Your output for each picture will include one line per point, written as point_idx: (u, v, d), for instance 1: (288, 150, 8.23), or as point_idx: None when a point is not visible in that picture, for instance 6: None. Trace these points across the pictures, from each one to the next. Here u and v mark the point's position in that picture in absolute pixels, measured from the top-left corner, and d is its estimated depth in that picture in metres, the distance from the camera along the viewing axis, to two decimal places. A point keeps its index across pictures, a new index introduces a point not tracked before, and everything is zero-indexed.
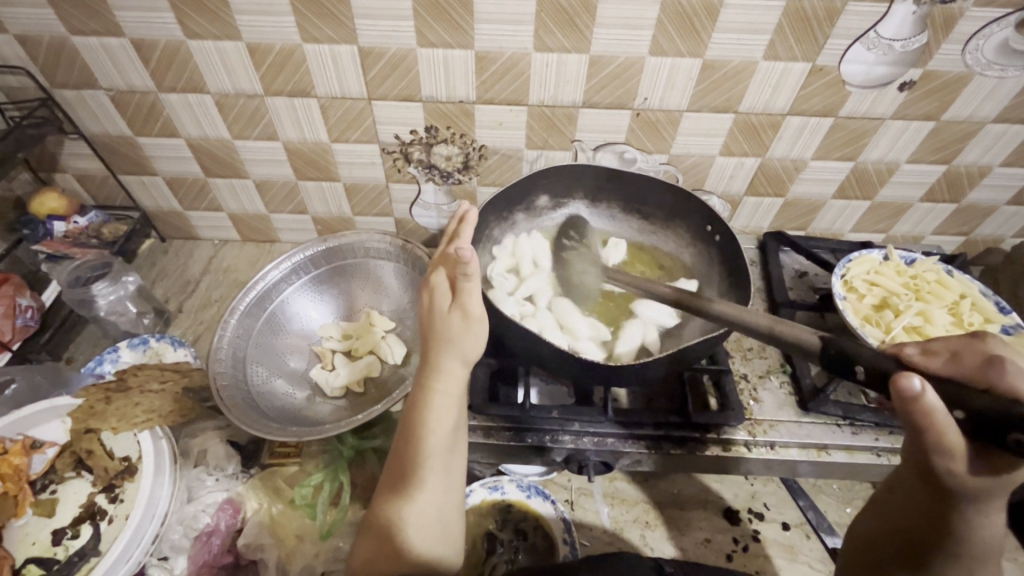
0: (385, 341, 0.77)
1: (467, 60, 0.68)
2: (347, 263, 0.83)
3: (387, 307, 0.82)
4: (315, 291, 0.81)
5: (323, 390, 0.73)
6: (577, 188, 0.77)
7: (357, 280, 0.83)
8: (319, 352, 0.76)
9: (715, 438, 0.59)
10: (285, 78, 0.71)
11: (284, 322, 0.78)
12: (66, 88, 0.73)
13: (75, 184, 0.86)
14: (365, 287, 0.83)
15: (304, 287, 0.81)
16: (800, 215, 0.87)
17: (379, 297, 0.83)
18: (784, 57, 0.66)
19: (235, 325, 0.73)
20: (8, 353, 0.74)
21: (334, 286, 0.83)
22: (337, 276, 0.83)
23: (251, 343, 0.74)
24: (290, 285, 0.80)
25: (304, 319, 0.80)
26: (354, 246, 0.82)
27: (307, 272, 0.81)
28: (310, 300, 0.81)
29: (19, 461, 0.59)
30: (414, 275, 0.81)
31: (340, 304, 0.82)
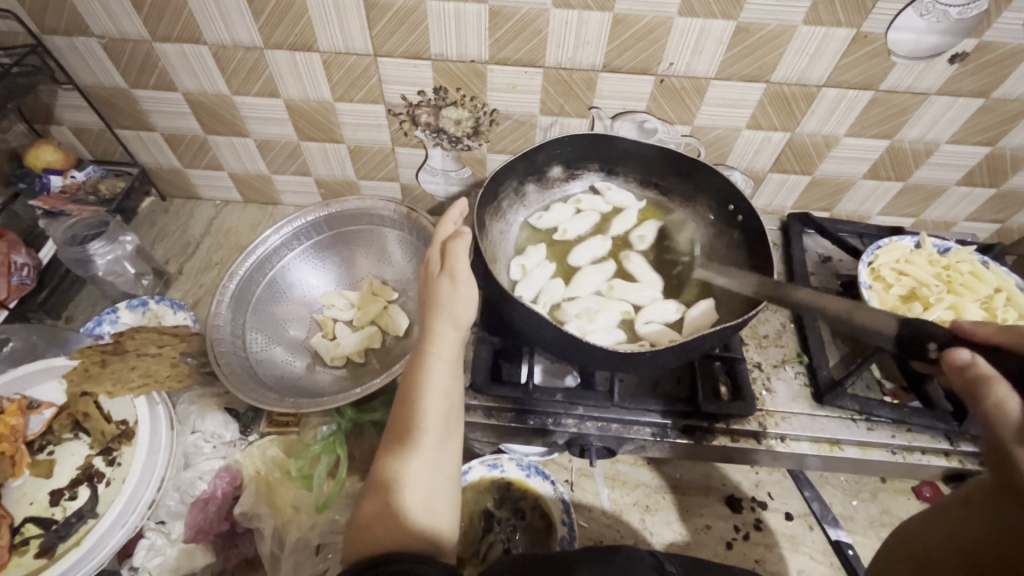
0: (389, 312, 0.74)
1: (481, 15, 0.63)
2: (348, 230, 0.80)
3: (392, 277, 0.79)
4: (316, 257, 0.79)
5: (323, 359, 0.72)
6: (595, 159, 0.72)
7: (359, 248, 0.80)
8: (320, 321, 0.74)
9: (723, 428, 0.56)
10: (286, 30, 0.66)
11: (284, 288, 0.76)
12: (57, 35, 0.69)
13: (71, 138, 0.83)
14: (369, 255, 0.80)
15: (306, 252, 0.78)
16: (826, 195, 0.83)
17: (383, 266, 0.80)
18: (827, 22, 0.61)
19: (235, 290, 0.72)
20: (5, 312, 0.71)
21: (337, 253, 0.80)
22: (339, 242, 0.80)
23: (252, 310, 0.72)
24: (289, 250, 0.77)
25: (304, 286, 0.78)
26: (356, 213, 0.79)
27: (308, 238, 0.78)
28: (312, 267, 0.79)
29: (15, 421, 0.58)
30: (419, 245, 0.77)
31: (343, 273, 0.80)
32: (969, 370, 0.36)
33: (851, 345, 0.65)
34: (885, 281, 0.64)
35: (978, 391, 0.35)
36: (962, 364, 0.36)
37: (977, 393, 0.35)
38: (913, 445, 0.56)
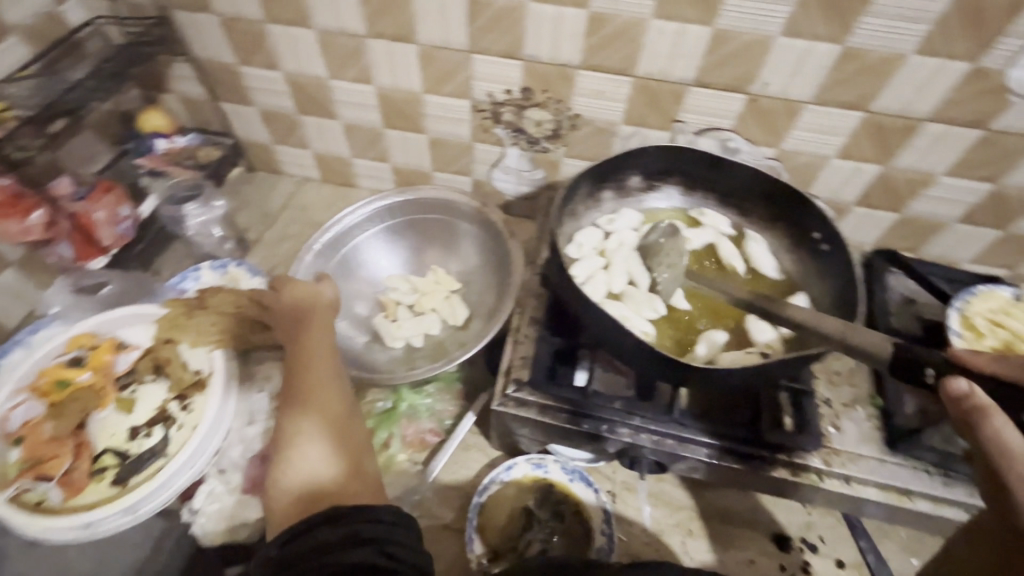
0: (450, 303, 0.76)
1: (579, 20, 0.64)
2: (418, 218, 0.82)
3: (455, 269, 0.81)
4: (387, 240, 0.82)
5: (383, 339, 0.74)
6: (675, 172, 0.71)
7: (426, 237, 0.82)
8: (383, 302, 0.77)
9: (784, 460, 0.54)
10: (389, 21, 0.69)
11: (353, 266, 0.79)
12: (182, 10, 0.74)
13: (178, 106, 0.89)
14: (435, 245, 0.82)
15: (376, 234, 0.81)
16: (913, 235, 0.79)
17: (447, 257, 0.82)
18: (941, 54, 0.58)
19: (309, 262, 0.75)
20: (106, 258, 0.76)
21: (407, 238, 0.82)
22: (409, 229, 0.82)
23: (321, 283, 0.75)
24: (362, 231, 0.80)
25: (372, 267, 0.80)
26: (428, 203, 0.81)
27: (381, 220, 0.81)
28: (381, 249, 0.81)
29: (107, 357, 0.64)
30: (487, 241, 0.79)
31: (409, 259, 0.82)
32: (964, 400, 0.38)
33: None
34: (976, 330, 0.60)
35: (977, 421, 0.37)
36: (960, 394, 0.38)
37: (977, 424, 0.37)
38: None
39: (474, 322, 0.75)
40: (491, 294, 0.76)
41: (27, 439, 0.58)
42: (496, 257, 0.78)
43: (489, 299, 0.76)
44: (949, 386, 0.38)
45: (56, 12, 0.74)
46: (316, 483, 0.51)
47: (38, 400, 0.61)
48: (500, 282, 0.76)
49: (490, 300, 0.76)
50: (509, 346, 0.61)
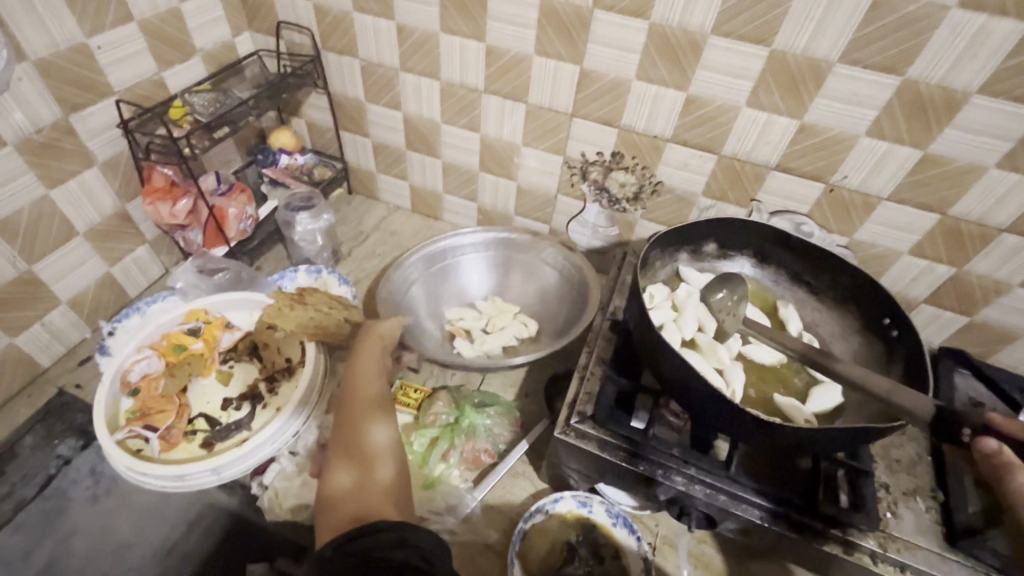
0: (519, 319, 0.83)
1: (676, 100, 0.71)
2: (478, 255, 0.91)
3: (518, 296, 0.89)
4: (450, 276, 0.89)
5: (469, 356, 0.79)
6: (748, 245, 0.75)
7: (486, 270, 0.91)
8: (455, 329, 0.83)
9: (840, 537, 0.54)
10: (506, 82, 0.79)
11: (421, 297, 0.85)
12: (333, 52, 0.87)
13: (305, 129, 1.02)
14: (495, 277, 0.91)
15: (441, 268, 0.89)
16: (983, 341, 0.79)
17: (507, 286, 0.90)
18: (1022, 170, 0.62)
19: (386, 294, 0.80)
20: (226, 248, 0.87)
21: (466, 274, 0.90)
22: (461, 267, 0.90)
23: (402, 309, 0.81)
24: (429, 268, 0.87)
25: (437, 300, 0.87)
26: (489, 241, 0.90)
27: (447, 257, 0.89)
28: (446, 284, 0.88)
29: (218, 333, 0.73)
30: (548, 267, 0.88)
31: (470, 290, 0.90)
32: (996, 457, 0.46)
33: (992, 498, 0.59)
34: None
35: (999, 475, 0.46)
36: (990, 452, 0.46)
37: (1002, 478, 0.46)
38: None
39: (549, 335, 0.83)
40: (559, 312, 0.85)
41: (142, 391, 0.66)
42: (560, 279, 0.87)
43: (560, 316, 0.84)
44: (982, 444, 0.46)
45: (231, 42, 0.89)
46: (341, 498, 0.48)
47: (157, 359, 0.69)
48: (569, 302, 0.84)
49: (561, 317, 0.84)
50: (575, 380, 0.65)
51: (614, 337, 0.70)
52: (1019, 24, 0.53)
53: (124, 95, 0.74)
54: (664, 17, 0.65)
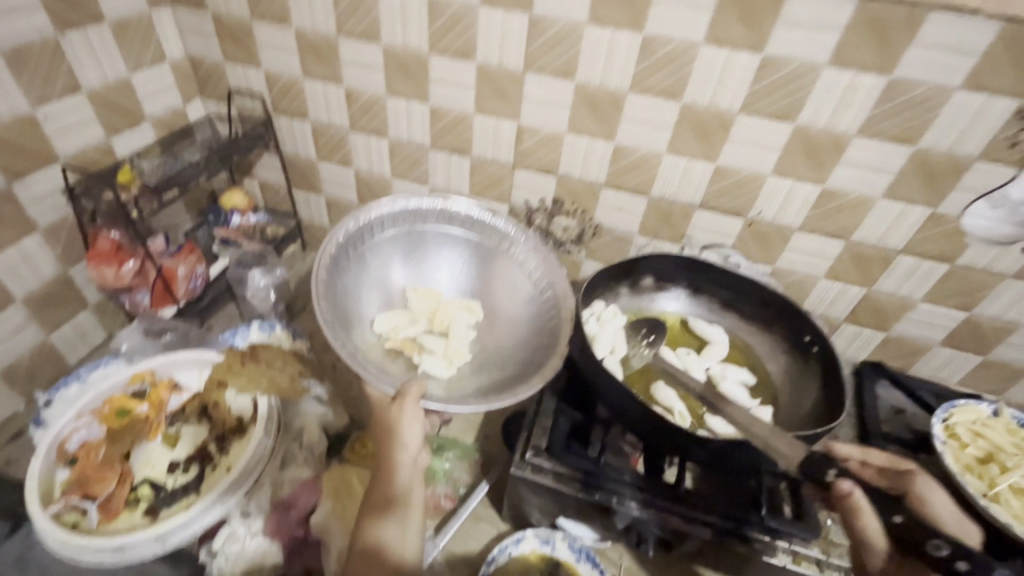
0: (460, 306, 0.70)
1: (606, 150, 0.78)
2: (376, 241, 0.71)
3: (441, 274, 0.74)
4: (357, 280, 0.68)
5: (440, 369, 0.64)
6: (683, 278, 0.81)
7: (391, 255, 0.72)
8: (401, 346, 0.65)
9: (785, 546, 0.57)
10: (451, 138, 0.85)
11: (345, 313, 0.64)
12: (284, 115, 0.91)
13: (257, 189, 1.04)
14: (405, 259, 0.73)
15: (347, 264, 0.67)
16: (901, 354, 0.87)
17: (419, 266, 0.73)
18: (904, 199, 0.71)
19: (323, 318, 0.59)
20: (174, 308, 0.85)
21: (371, 270, 0.70)
22: (365, 261, 0.70)
23: (337, 328, 0.60)
24: (339, 273, 0.66)
25: (355, 314, 0.66)
26: (389, 219, 0.72)
27: (349, 254, 0.68)
28: (357, 290, 0.68)
29: (165, 395, 0.71)
30: (471, 231, 0.75)
31: (381, 287, 0.71)
32: (849, 500, 0.50)
33: None
34: (960, 440, 0.65)
35: (854, 517, 0.50)
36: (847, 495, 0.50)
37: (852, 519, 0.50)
38: None
39: (498, 306, 0.72)
40: (492, 275, 0.73)
41: (80, 460, 0.63)
42: (490, 243, 0.74)
43: (506, 283, 0.72)
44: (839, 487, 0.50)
45: (182, 108, 0.91)
46: None
47: (97, 425, 0.66)
48: (514, 277, 0.72)
49: (507, 286, 0.72)
50: (528, 418, 0.67)
51: (564, 371, 0.72)
52: (880, 78, 0.62)
53: (71, 162, 0.75)
54: (587, 78, 0.72)
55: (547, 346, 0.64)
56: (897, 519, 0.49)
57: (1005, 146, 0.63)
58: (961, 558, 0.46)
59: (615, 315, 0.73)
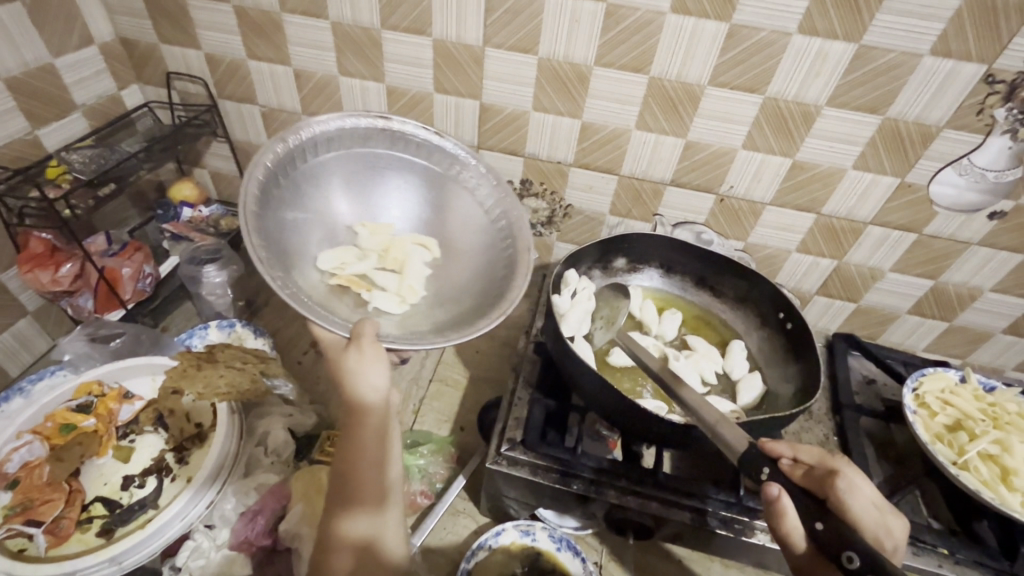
0: (412, 242, 0.63)
1: (574, 128, 0.75)
2: (319, 161, 0.62)
3: (386, 203, 0.66)
4: (295, 203, 0.60)
5: (392, 308, 0.57)
6: (657, 258, 0.80)
7: (329, 182, 0.63)
8: (348, 282, 0.57)
9: (764, 526, 0.57)
10: (411, 119, 0.81)
11: (282, 243, 0.56)
12: (230, 100, 0.85)
13: (208, 179, 0.98)
14: (343, 185, 0.64)
15: (282, 188, 0.59)
16: (871, 323, 0.87)
17: (361, 193, 0.64)
18: (874, 169, 0.70)
19: (258, 246, 0.52)
20: (123, 311, 0.81)
21: (313, 196, 0.62)
22: (304, 185, 0.61)
23: (268, 255, 0.52)
24: (272, 201, 0.57)
25: (295, 243, 0.58)
26: (324, 142, 0.63)
27: (283, 176, 0.59)
28: (297, 218, 0.59)
29: (113, 406, 0.66)
30: (417, 153, 0.67)
31: (323, 219, 0.62)
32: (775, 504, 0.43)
33: (895, 467, 0.68)
34: (930, 408, 0.66)
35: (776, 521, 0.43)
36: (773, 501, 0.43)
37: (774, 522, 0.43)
38: None
39: (450, 239, 0.65)
40: (444, 205, 0.67)
41: (22, 482, 0.58)
42: (438, 168, 0.67)
43: (457, 211, 0.66)
44: (766, 490, 0.43)
45: (117, 95, 0.84)
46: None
47: (39, 443, 0.61)
48: (467, 207, 0.66)
49: (458, 215, 0.66)
50: (503, 409, 0.65)
51: (537, 359, 0.70)
52: (849, 45, 0.60)
53: None
54: (550, 52, 0.69)
55: (509, 277, 0.59)
56: (818, 525, 0.41)
57: (972, 113, 0.62)
58: (871, 573, 0.37)
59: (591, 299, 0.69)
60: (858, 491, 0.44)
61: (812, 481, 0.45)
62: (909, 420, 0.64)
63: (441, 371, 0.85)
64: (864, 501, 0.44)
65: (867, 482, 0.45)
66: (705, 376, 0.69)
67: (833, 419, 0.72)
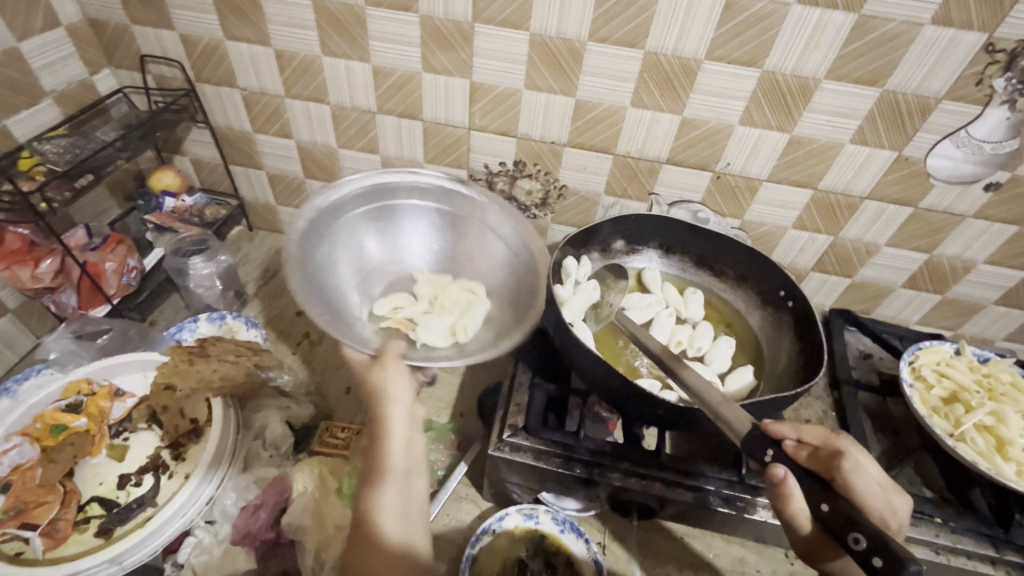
0: (461, 287, 0.67)
1: (567, 106, 0.73)
2: (352, 215, 0.68)
3: (420, 251, 0.72)
4: (336, 256, 0.65)
5: (436, 346, 0.61)
6: (654, 238, 0.79)
7: (364, 228, 0.69)
8: (399, 324, 0.62)
9: (765, 502, 0.58)
10: (399, 100, 0.78)
11: (329, 293, 0.62)
12: (208, 83, 0.82)
13: (189, 167, 0.95)
14: (381, 235, 0.70)
15: (320, 246, 0.64)
16: (866, 298, 0.88)
17: (396, 242, 0.71)
18: (871, 143, 0.69)
19: (305, 299, 0.57)
20: (109, 306, 0.78)
21: (352, 249, 0.67)
22: (342, 240, 0.67)
23: (315, 307, 0.57)
24: (314, 249, 0.63)
25: (347, 294, 0.64)
26: (357, 195, 0.68)
27: (320, 235, 0.65)
28: (342, 269, 0.65)
29: (104, 404, 0.65)
30: (441, 200, 0.72)
31: (364, 268, 0.68)
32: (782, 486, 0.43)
33: (891, 440, 0.69)
34: (925, 381, 0.66)
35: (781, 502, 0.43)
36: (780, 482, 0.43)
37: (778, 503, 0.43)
38: (957, 546, 0.56)
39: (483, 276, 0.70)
40: (471, 247, 0.71)
41: (15, 485, 0.57)
42: (462, 212, 0.71)
43: (481, 250, 0.71)
44: (772, 472, 0.43)
45: (89, 80, 0.80)
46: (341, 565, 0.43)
47: (30, 446, 0.60)
48: (492, 243, 0.70)
49: (484, 253, 0.71)
50: (503, 395, 0.65)
51: (536, 344, 0.70)
52: (849, 15, 0.59)
53: None
54: (542, 27, 0.66)
55: (534, 300, 0.63)
56: (823, 507, 0.41)
57: (972, 83, 0.62)
58: (878, 555, 0.37)
59: (594, 289, 0.69)
60: (863, 470, 0.44)
61: (818, 462, 0.45)
62: (907, 393, 0.64)
63: None
64: (867, 479, 0.44)
65: (868, 460, 0.45)
66: (681, 342, 0.71)
67: (830, 396, 0.72)
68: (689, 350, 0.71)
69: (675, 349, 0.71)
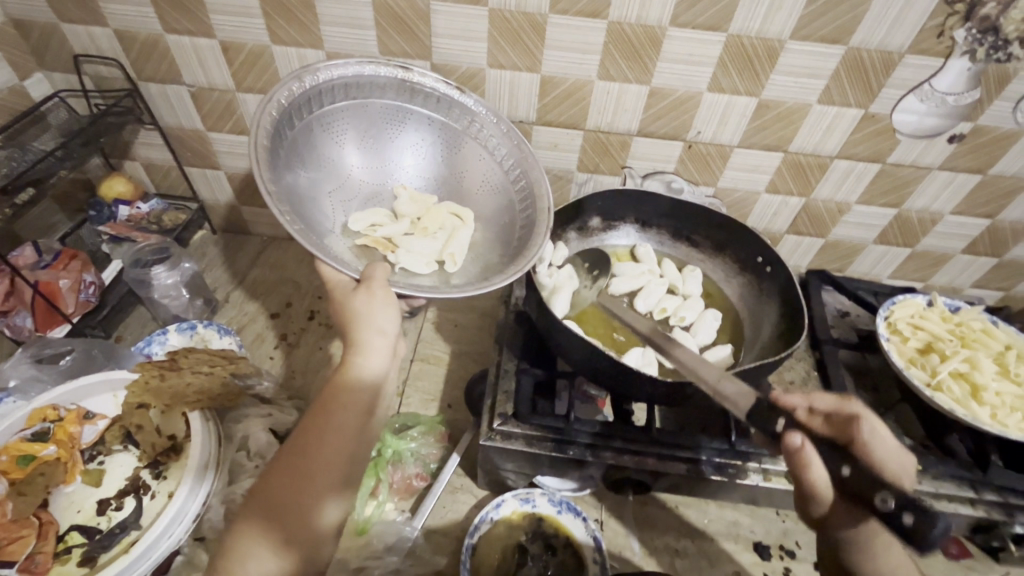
0: (446, 211, 0.63)
1: (533, 83, 0.71)
2: (328, 112, 0.60)
3: (400, 161, 0.66)
4: (311, 150, 0.58)
5: (418, 274, 0.58)
6: (631, 213, 0.78)
7: (338, 127, 0.61)
8: (376, 241, 0.58)
9: (755, 466, 0.59)
10: None
11: (301, 198, 0.56)
12: (152, 82, 0.77)
13: (142, 172, 0.90)
14: (354, 140, 0.62)
15: (296, 136, 0.57)
16: (840, 256, 0.89)
17: (372, 149, 0.64)
18: (838, 102, 0.69)
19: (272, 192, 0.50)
20: (68, 326, 0.74)
21: (329, 145, 0.60)
22: (323, 133, 0.60)
23: (289, 207, 0.52)
24: (287, 141, 0.55)
25: (317, 199, 0.58)
26: (340, 87, 0.60)
27: (298, 120, 0.57)
28: (314, 168, 0.59)
29: (73, 429, 0.62)
30: (434, 108, 0.65)
31: (335, 175, 0.61)
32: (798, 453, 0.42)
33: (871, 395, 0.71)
34: (901, 334, 0.68)
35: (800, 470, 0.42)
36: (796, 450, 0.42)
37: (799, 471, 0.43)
38: (940, 491, 0.58)
39: (469, 201, 0.66)
40: (459, 164, 0.67)
41: None
42: (456, 124, 0.65)
43: (470, 167, 0.66)
44: (788, 441, 0.42)
45: (19, 86, 0.75)
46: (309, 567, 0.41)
47: None
48: (483, 167, 0.66)
49: (473, 172, 0.66)
50: (490, 383, 0.64)
51: (519, 328, 0.69)
52: None
53: None
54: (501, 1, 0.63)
55: (532, 235, 0.60)
56: (848, 475, 0.41)
57: (934, 35, 0.62)
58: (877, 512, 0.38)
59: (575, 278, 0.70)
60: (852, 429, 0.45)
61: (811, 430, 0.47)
62: (885, 347, 0.66)
63: (422, 349, 0.83)
64: (855, 438, 0.45)
65: (855, 419, 0.45)
66: (666, 310, 0.72)
67: (812, 356, 0.73)
68: (672, 319, 0.71)
69: (659, 316, 0.71)
